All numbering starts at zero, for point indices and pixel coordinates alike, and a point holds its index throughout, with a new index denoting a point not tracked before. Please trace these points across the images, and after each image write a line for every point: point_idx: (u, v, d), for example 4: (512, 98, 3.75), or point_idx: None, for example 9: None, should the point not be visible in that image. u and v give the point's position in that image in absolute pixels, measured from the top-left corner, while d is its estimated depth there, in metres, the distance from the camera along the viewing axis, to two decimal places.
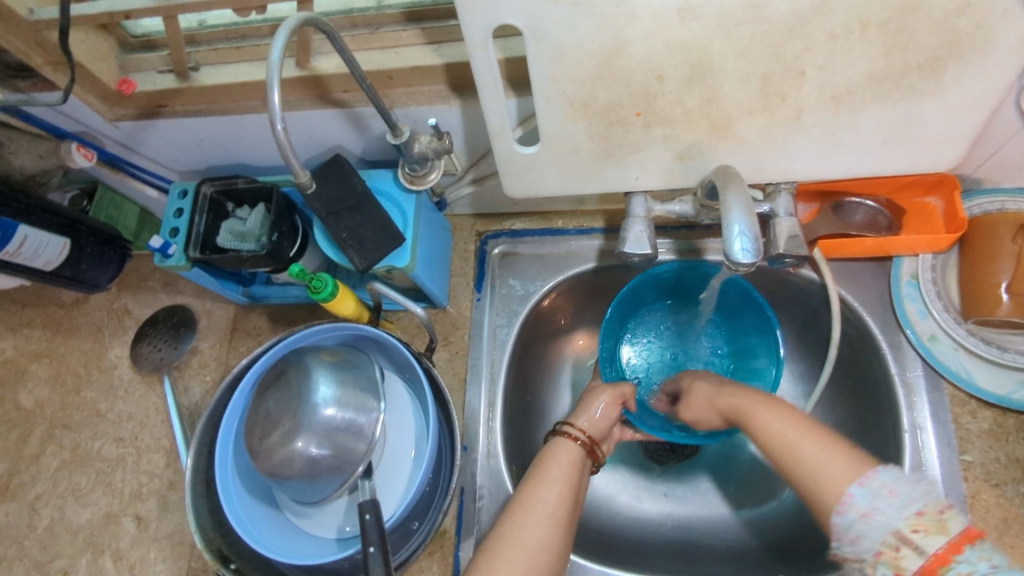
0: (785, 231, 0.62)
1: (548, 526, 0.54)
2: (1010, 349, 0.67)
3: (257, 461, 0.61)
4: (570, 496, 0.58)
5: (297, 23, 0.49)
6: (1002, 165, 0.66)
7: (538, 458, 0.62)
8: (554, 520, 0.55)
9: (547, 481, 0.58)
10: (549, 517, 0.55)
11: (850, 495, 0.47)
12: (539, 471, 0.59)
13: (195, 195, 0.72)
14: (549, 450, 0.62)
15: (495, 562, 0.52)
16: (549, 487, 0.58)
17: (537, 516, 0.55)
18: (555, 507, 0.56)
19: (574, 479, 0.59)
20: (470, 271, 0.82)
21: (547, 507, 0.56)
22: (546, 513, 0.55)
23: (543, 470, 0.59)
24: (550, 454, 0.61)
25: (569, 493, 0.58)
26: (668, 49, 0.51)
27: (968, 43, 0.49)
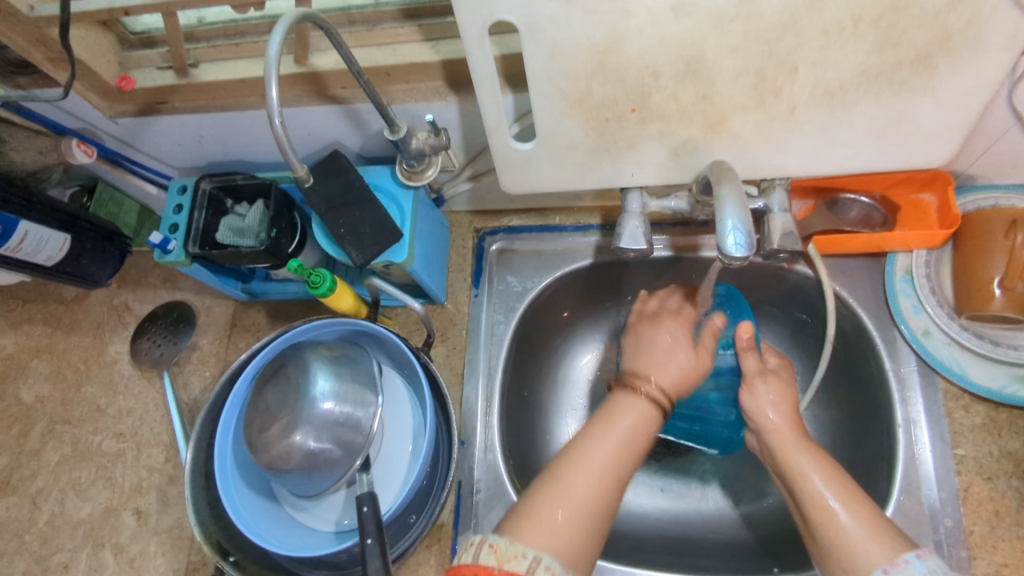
0: (779, 226, 0.62)
1: (600, 480, 0.55)
2: (1003, 343, 0.67)
3: (256, 454, 0.62)
4: (631, 450, 0.58)
5: (294, 18, 0.49)
6: (994, 161, 0.66)
7: (607, 412, 0.61)
8: (612, 464, 0.56)
9: (613, 424, 0.59)
10: (605, 468, 0.56)
11: (903, 560, 0.47)
12: (610, 413, 0.61)
13: (194, 192, 0.73)
14: (621, 400, 0.63)
15: (543, 500, 0.53)
16: (613, 429, 0.59)
17: (598, 455, 0.56)
18: (617, 455, 0.57)
19: (640, 435, 0.59)
20: (468, 267, 0.83)
21: (604, 457, 0.56)
22: (601, 468, 0.56)
23: (611, 415, 0.60)
24: (619, 405, 0.62)
25: (627, 446, 0.58)
26: (662, 45, 0.51)
27: (959, 39, 0.49)
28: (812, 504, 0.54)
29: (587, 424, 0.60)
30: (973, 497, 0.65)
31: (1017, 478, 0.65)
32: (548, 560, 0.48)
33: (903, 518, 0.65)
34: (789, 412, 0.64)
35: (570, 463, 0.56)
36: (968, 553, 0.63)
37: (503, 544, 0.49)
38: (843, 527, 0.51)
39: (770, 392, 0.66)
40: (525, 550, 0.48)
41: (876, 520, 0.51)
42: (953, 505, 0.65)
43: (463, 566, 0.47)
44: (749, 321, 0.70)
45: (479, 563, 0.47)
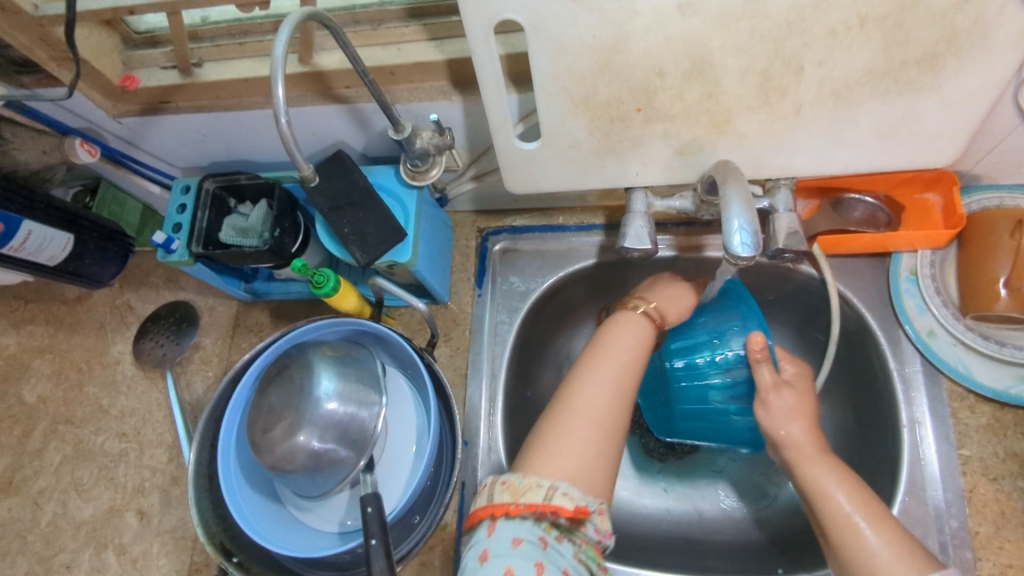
0: (784, 226, 0.61)
1: (609, 402, 0.58)
2: (1008, 344, 0.67)
3: (260, 454, 0.62)
4: (633, 363, 0.62)
5: (300, 17, 0.49)
6: (999, 161, 0.66)
7: (604, 334, 0.65)
8: (616, 388, 0.59)
9: (613, 347, 0.63)
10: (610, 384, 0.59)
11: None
12: (608, 337, 0.64)
13: (198, 192, 0.73)
14: (617, 323, 0.66)
15: (553, 434, 0.55)
16: (613, 352, 0.62)
17: (600, 385, 0.59)
18: (621, 380, 0.60)
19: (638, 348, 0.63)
20: (471, 267, 0.83)
21: (607, 374, 0.60)
22: (604, 385, 0.59)
23: (609, 339, 0.64)
24: (617, 327, 0.65)
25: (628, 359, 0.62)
26: (668, 44, 0.51)
27: (966, 38, 0.49)
28: (833, 520, 0.55)
29: (588, 350, 0.63)
30: (978, 498, 0.65)
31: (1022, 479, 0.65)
32: (564, 486, 0.50)
33: (908, 519, 0.65)
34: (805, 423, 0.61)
35: (573, 390, 0.59)
36: (973, 554, 0.63)
37: (516, 479, 0.51)
38: (868, 547, 0.52)
39: (788, 404, 0.62)
40: (539, 480, 0.50)
41: (903, 544, 0.51)
42: (958, 506, 0.65)
43: (483, 509, 0.50)
44: (760, 331, 0.64)
45: (496, 502, 0.50)
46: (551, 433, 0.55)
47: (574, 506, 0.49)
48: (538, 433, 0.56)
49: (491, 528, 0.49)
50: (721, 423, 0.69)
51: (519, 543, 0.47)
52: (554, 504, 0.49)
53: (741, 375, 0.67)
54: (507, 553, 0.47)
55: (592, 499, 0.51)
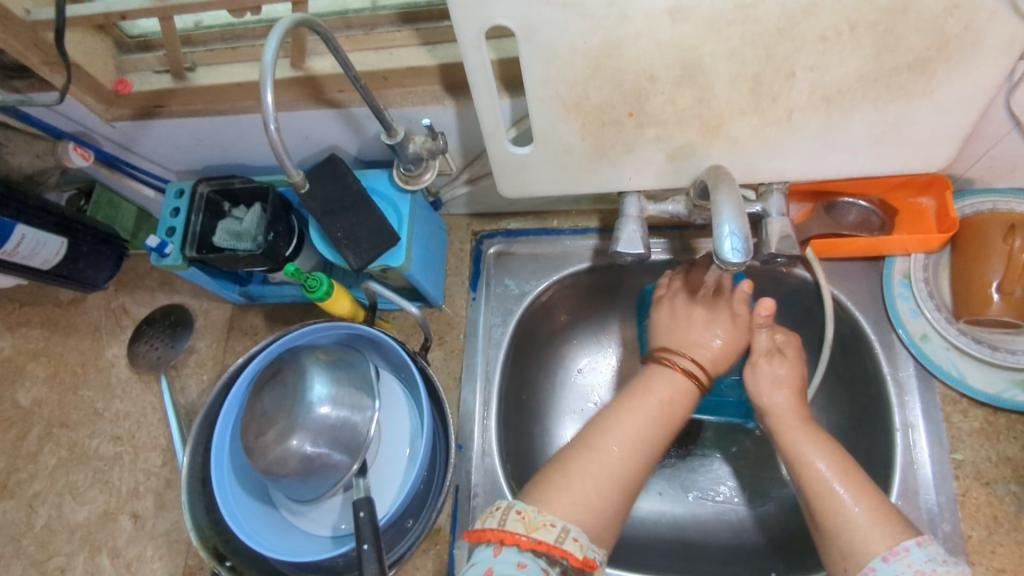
0: (777, 230, 0.62)
1: (631, 451, 0.58)
2: (1001, 348, 0.67)
3: (252, 459, 0.62)
4: (666, 421, 0.61)
5: (290, 23, 0.49)
6: (992, 165, 0.66)
7: (642, 383, 0.64)
8: (643, 439, 0.59)
9: (649, 397, 0.62)
10: (641, 441, 0.59)
11: (903, 547, 0.49)
12: (644, 386, 0.64)
13: (192, 195, 0.72)
14: (656, 375, 0.65)
15: (569, 476, 0.55)
16: (648, 403, 0.61)
17: (629, 432, 0.59)
18: (648, 431, 0.60)
19: (676, 408, 0.62)
20: (465, 270, 0.83)
21: (640, 430, 0.59)
22: (636, 434, 0.59)
23: (647, 388, 0.63)
24: (655, 378, 0.65)
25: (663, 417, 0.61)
26: (659, 49, 0.51)
27: (956, 44, 0.49)
28: (817, 492, 0.56)
29: (624, 394, 0.64)
30: (971, 502, 0.65)
31: (1015, 483, 0.65)
32: (575, 531, 0.51)
33: None
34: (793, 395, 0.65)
35: (602, 432, 0.59)
36: (966, 558, 0.63)
37: (531, 512, 0.51)
38: (849, 515, 0.52)
39: (784, 369, 0.66)
40: (553, 520, 0.51)
41: (882, 510, 0.52)
42: (950, 510, 0.65)
43: (491, 530, 0.50)
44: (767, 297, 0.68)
45: (507, 529, 0.50)
46: (566, 475, 0.55)
47: (583, 555, 0.50)
48: (550, 473, 0.56)
49: (497, 550, 0.49)
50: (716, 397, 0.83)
51: (524, 567, 0.47)
52: (565, 548, 0.49)
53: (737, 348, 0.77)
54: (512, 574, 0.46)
55: (598, 551, 0.51)
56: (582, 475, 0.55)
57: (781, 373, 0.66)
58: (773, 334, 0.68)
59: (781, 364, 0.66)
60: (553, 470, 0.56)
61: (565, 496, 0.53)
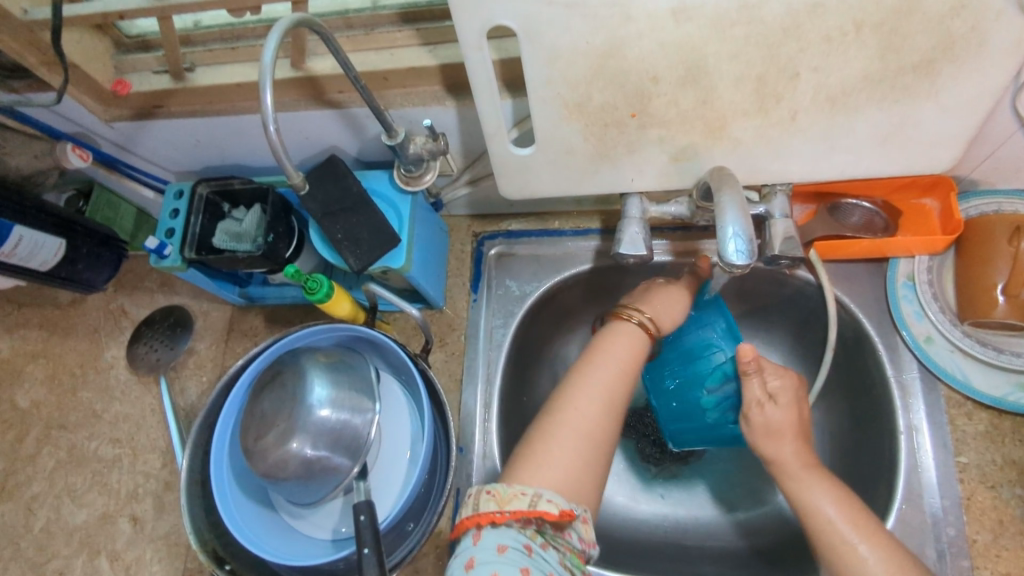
0: (780, 232, 0.62)
1: (599, 411, 0.58)
2: (1006, 351, 0.66)
3: (252, 462, 0.61)
4: (627, 376, 0.61)
5: (289, 24, 0.48)
6: (997, 167, 0.66)
7: (598, 342, 0.64)
8: (607, 399, 0.59)
9: (606, 358, 0.62)
10: (602, 394, 0.59)
11: None
12: (603, 346, 0.63)
13: (191, 196, 0.72)
14: (610, 333, 0.65)
15: (545, 447, 0.55)
16: (607, 363, 0.61)
17: (594, 396, 0.59)
18: (610, 389, 0.60)
19: (632, 360, 0.62)
20: (467, 272, 0.82)
21: (599, 386, 0.60)
22: (598, 393, 0.59)
23: (604, 349, 0.63)
24: (613, 337, 0.64)
25: (621, 371, 0.61)
26: (662, 50, 0.51)
27: (962, 44, 0.49)
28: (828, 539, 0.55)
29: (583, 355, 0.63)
30: (976, 505, 0.64)
31: (1020, 487, 0.65)
32: (548, 493, 0.51)
33: (904, 527, 0.65)
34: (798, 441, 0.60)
35: (567, 396, 0.59)
36: (970, 562, 0.63)
37: (502, 489, 0.51)
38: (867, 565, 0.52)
39: (783, 419, 0.61)
40: (523, 489, 0.51)
41: (895, 558, 0.52)
42: (955, 514, 0.64)
43: (468, 518, 0.50)
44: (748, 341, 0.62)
45: (481, 512, 0.50)
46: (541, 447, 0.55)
47: (559, 511, 0.50)
48: (525, 445, 0.56)
49: (477, 537, 0.49)
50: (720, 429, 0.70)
51: (504, 551, 0.47)
52: (539, 509, 0.49)
53: (723, 391, 0.67)
54: (492, 561, 0.47)
55: (576, 506, 0.52)
56: (556, 446, 0.55)
57: (776, 422, 0.61)
58: (764, 380, 0.62)
59: (774, 412, 0.61)
60: (528, 444, 0.56)
61: (542, 469, 0.54)
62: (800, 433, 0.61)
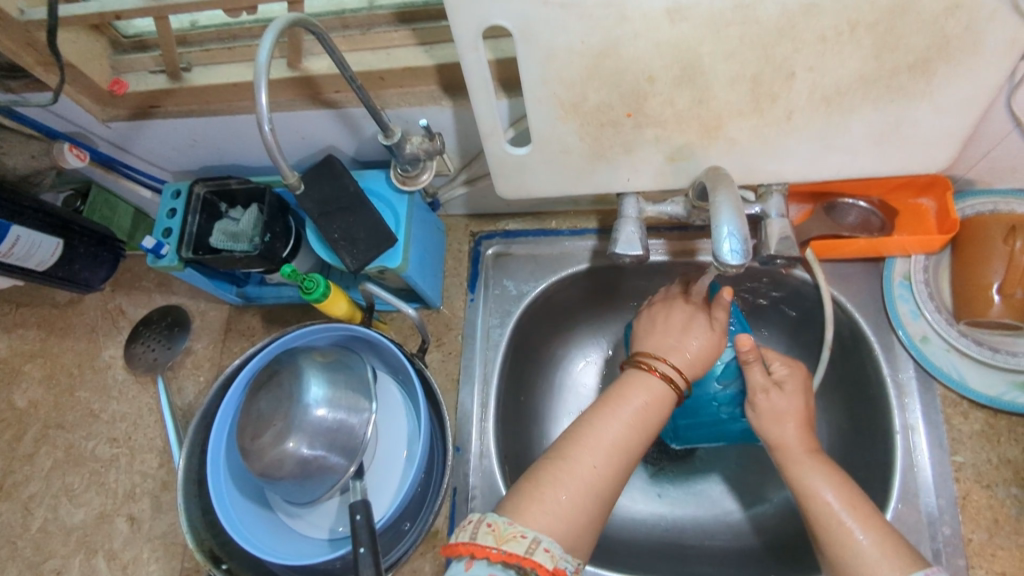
0: (775, 232, 0.62)
1: (606, 463, 0.56)
2: (1002, 350, 0.67)
3: (249, 461, 0.61)
4: (640, 430, 0.59)
5: (284, 23, 0.48)
6: (993, 166, 0.66)
7: (616, 389, 0.62)
8: (617, 453, 0.57)
9: (623, 409, 0.59)
10: (614, 448, 0.57)
11: None
12: (620, 394, 0.61)
13: (188, 195, 0.72)
14: (630, 382, 0.62)
15: (548, 490, 0.53)
16: (622, 413, 0.59)
17: (604, 448, 0.57)
18: (623, 443, 0.58)
19: (652, 412, 0.60)
20: (464, 271, 0.83)
21: (612, 438, 0.57)
22: (609, 444, 0.57)
23: (622, 398, 0.60)
24: (631, 386, 0.62)
25: (639, 423, 0.59)
26: (658, 50, 0.51)
27: (957, 44, 0.49)
28: (823, 523, 0.54)
29: (598, 400, 0.61)
30: (971, 505, 0.64)
31: (1016, 486, 0.65)
32: (547, 541, 0.49)
33: (900, 527, 0.65)
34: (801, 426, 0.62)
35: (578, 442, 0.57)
36: (966, 561, 0.63)
37: (502, 524, 0.50)
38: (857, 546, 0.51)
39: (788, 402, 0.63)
40: (523, 531, 0.49)
41: (887, 537, 0.51)
42: (951, 513, 0.65)
43: (462, 545, 0.49)
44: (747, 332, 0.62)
45: (477, 543, 0.48)
46: (542, 490, 0.53)
47: (553, 565, 0.48)
48: (525, 483, 0.54)
49: (467, 565, 0.47)
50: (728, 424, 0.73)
51: None
52: (534, 559, 0.48)
53: (734, 385, 0.70)
54: None
55: (571, 559, 0.50)
56: (559, 491, 0.53)
57: (782, 407, 0.62)
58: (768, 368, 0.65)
59: (779, 398, 0.63)
60: (528, 483, 0.54)
61: (542, 512, 0.51)
62: (804, 418, 0.62)
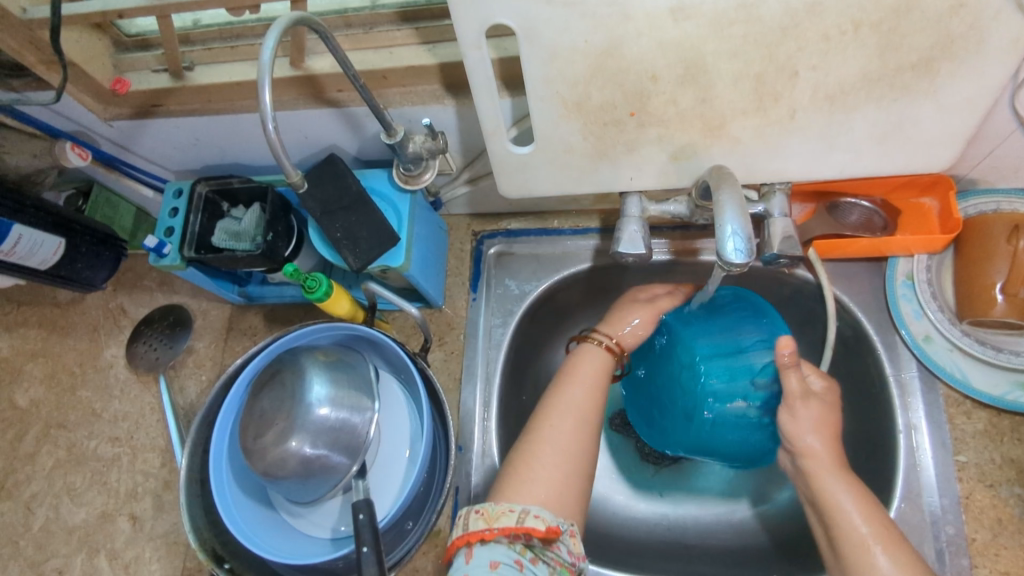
0: (779, 231, 0.61)
1: (576, 427, 0.60)
2: (1005, 349, 0.66)
3: (251, 460, 0.61)
4: (596, 393, 0.63)
5: (288, 22, 0.48)
6: (996, 166, 0.66)
7: (569, 365, 0.67)
8: (583, 418, 0.61)
9: (576, 380, 0.64)
10: (578, 412, 0.61)
11: None
12: (570, 369, 0.66)
13: (190, 194, 0.72)
14: (578, 355, 0.67)
15: (533, 465, 0.56)
16: (577, 384, 0.64)
17: (570, 416, 0.60)
18: (586, 406, 0.62)
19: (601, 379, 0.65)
20: (466, 271, 0.82)
21: (575, 403, 0.62)
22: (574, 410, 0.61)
23: (573, 371, 0.65)
24: (580, 360, 0.67)
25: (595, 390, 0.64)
26: (661, 49, 0.51)
27: (961, 43, 0.49)
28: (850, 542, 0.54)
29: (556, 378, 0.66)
30: (975, 504, 0.64)
31: (1020, 485, 0.65)
32: (536, 509, 0.52)
33: (903, 526, 0.65)
34: (829, 436, 0.60)
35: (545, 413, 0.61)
36: (969, 561, 0.63)
37: (490, 507, 0.52)
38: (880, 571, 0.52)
39: (812, 415, 0.60)
40: (512, 505, 0.52)
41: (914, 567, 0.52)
42: (954, 513, 0.64)
43: (458, 538, 0.51)
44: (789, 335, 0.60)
45: (472, 530, 0.51)
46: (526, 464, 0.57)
47: (546, 526, 0.50)
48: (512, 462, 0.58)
49: (468, 554, 0.50)
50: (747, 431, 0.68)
51: (496, 567, 0.48)
52: (527, 525, 0.50)
53: (772, 386, 0.66)
54: None
55: (563, 521, 0.52)
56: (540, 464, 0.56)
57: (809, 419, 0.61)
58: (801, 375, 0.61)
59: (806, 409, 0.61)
60: (516, 461, 0.58)
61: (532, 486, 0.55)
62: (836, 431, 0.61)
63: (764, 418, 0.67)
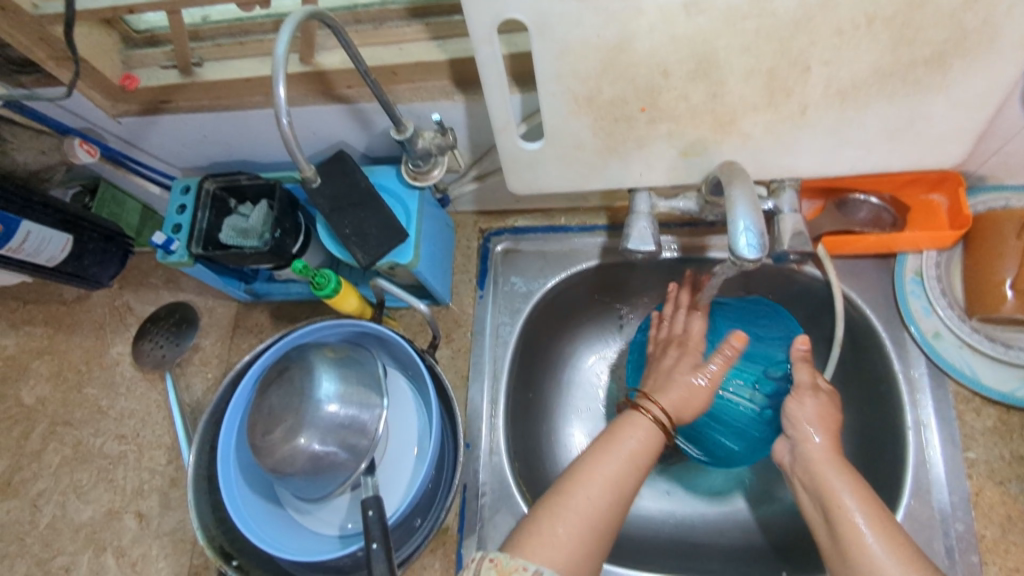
0: (789, 228, 0.61)
1: (605, 499, 0.55)
2: (1015, 346, 0.66)
3: (259, 457, 0.61)
4: (635, 468, 0.58)
5: (302, 16, 0.48)
6: (1006, 162, 0.66)
7: (611, 429, 0.61)
8: (613, 491, 0.56)
9: (615, 451, 0.59)
10: (611, 487, 0.56)
11: None
12: (612, 436, 0.60)
13: (198, 192, 0.72)
14: (623, 423, 0.62)
15: (550, 530, 0.53)
16: (614, 455, 0.58)
17: (599, 486, 0.56)
18: (622, 481, 0.57)
19: (646, 453, 0.60)
20: (473, 268, 0.82)
21: (609, 475, 0.57)
22: (610, 482, 0.56)
23: (614, 439, 0.60)
24: (624, 428, 0.61)
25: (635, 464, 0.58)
26: (673, 43, 0.51)
27: (974, 37, 0.49)
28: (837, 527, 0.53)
29: (593, 443, 0.60)
30: (984, 501, 0.64)
31: None
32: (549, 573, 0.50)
33: (913, 522, 0.65)
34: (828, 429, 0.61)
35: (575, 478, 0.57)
36: (979, 557, 0.63)
37: (504, 558, 0.51)
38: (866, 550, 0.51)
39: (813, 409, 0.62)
40: (525, 564, 0.50)
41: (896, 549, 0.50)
42: (963, 509, 0.64)
43: None
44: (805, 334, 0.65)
45: None
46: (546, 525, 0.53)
47: None
48: (528, 524, 0.54)
49: None
50: (749, 422, 0.69)
51: None
52: None
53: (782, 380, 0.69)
54: None
55: None
56: (562, 532, 0.53)
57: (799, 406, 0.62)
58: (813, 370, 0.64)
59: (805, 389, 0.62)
60: (538, 519, 0.54)
61: (549, 549, 0.52)
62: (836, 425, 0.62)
63: (767, 409, 0.69)
